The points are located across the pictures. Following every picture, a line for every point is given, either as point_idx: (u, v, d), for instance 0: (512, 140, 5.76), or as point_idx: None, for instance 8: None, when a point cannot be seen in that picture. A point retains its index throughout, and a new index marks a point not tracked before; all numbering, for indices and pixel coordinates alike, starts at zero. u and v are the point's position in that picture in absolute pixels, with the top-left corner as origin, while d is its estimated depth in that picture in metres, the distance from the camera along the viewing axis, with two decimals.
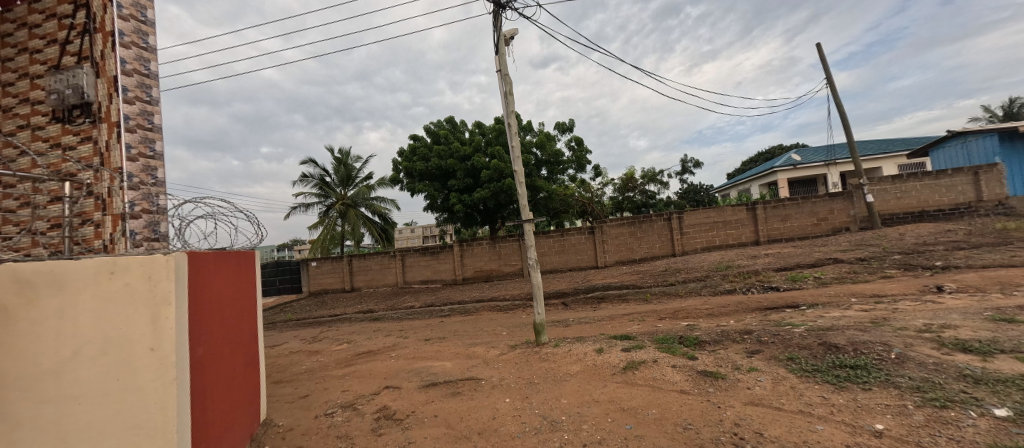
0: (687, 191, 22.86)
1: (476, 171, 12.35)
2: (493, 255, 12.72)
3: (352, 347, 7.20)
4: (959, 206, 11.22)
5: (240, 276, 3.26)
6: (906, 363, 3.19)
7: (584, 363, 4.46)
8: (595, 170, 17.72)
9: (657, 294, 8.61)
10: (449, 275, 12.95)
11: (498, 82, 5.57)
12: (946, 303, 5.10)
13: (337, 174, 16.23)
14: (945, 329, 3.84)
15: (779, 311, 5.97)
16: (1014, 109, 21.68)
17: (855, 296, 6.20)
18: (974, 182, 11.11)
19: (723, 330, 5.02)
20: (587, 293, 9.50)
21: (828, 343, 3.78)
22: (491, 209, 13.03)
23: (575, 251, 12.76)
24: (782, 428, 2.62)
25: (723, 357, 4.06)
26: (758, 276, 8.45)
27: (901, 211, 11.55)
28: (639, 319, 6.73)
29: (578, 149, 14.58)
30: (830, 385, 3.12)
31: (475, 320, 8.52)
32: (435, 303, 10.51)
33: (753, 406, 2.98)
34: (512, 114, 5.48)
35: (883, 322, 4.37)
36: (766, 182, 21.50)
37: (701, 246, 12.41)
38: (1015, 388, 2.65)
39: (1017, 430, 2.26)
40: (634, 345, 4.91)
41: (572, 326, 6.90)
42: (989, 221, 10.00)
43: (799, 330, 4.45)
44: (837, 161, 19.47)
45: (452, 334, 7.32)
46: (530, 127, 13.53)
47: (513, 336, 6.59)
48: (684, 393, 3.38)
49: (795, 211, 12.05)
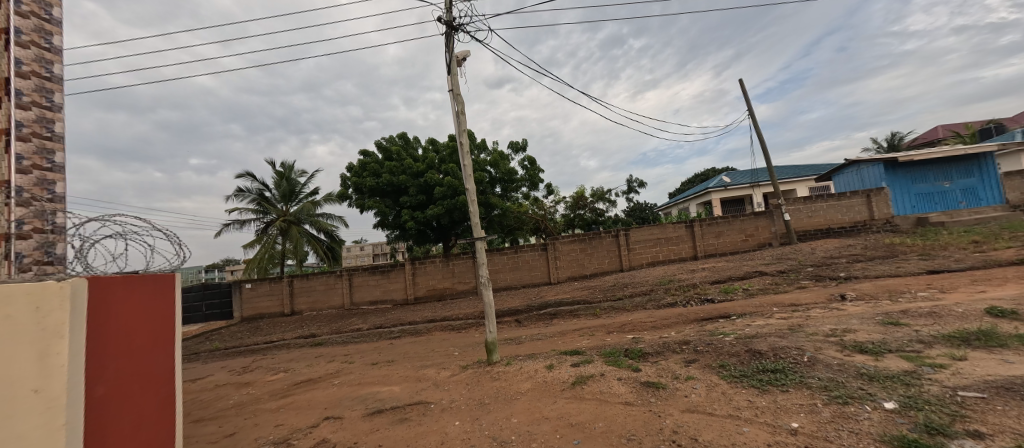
0: (633, 209, 24.12)
1: (428, 187, 12.18)
2: (446, 273, 12.51)
3: (289, 376, 6.68)
4: (857, 224, 12.88)
5: (153, 304, 2.86)
6: (815, 365, 3.59)
7: (535, 380, 4.49)
8: (548, 188, 18.17)
9: (607, 308, 8.92)
10: (399, 294, 12.51)
11: (450, 102, 5.63)
12: (848, 310, 5.81)
13: (278, 189, 15.26)
14: (846, 333, 4.37)
15: (713, 322, 6.45)
16: (895, 142, 25.56)
17: (777, 305, 6.85)
18: (868, 203, 12.84)
19: (665, 341, 5.32)
20: (540, 309, 9.60)
21: (753, 351, 4.14)
22: (445, 226, 12.87)
23: (528, 268, 12.90)
24: (714, 432, 2.82)
25: (664, 368, 4.29)
26: (696, 289, 9.07)
27: (812, 228, 13.04)
28: (589, 334, 6.93)
29: (530, 168, 14.97)
30: (755, 389, 3.41)
31: (426, 341, 8.27)
32: (384, 325, 10.06)
33: (689, 413, 3.18)
34: (463, 133, 5.54)
35: (798, 329, 4.88)
36: (701, 201, 23.32)
37: (646, 262, 13.11)
38: (900, 383, 3.06)
39: (901, 420, 2.61)
40: (583, 359, 5.03)
41: (524, 343, 6.93)
42: (880, 237, 11.56)
43: (729, 338, 4.85)
44: (759, 183, 21.65)
45: (402, 357, 7.05)
46: (484, 145, 13.67)
47: (466, 355, 6.48)
48: (628, 405, 3.51)
49: (726, 228, 13.17)
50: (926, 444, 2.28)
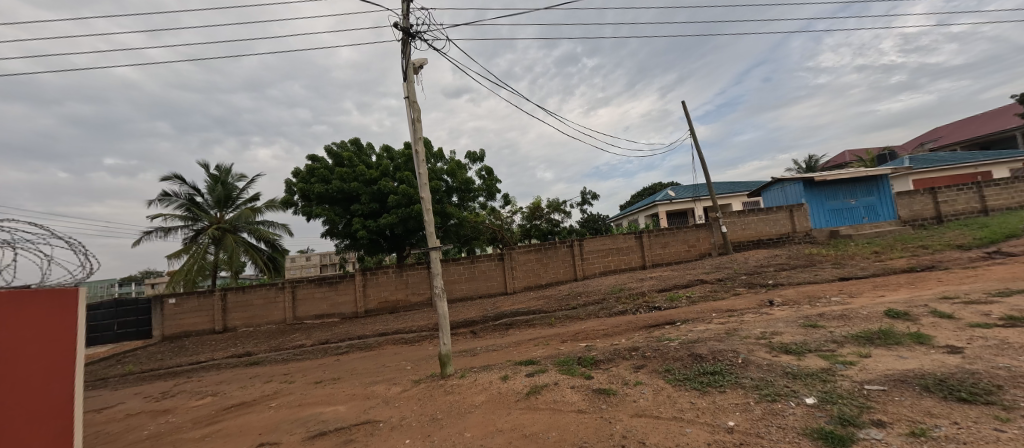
0: (587, 221, 24.90)
1: (382, 196, 11.80)
2: (399, 284, 12.12)
3: (219, 400, 6.08)
4: (783, 236, 14.22)
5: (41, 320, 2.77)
6: (748, 366, 3.89)
7: (490, 392, 4.45)
8: (505, 198, 18.28)
9: (562, 317, 9.08)
10: (349, 307, 11.92)
11: (406, 109, 5.53)
12: (775, 314, 6.38)
13: (211, 193, 14.03)
14: (774, 335, 4.79)
15: (660, 328, 6.79)
16: (813, 163, 28.71)
17: (716, 311, 7.34)
18: (791, 217, 14.25)
19: (615, 348, 5.51)
20: (496, 320, 9.56)
21: (695, 354, 4.40)
22: (399, 236, 12.49)
23: (484, 278, 12.83)
24: (660, 435, 2.95)
25: (615, 374, 4.44)
26: (645, 297, 9.51)
27: (745, 239, 14.20)
28: (544, 343, 7.01)
29: (487, 178, 15.03)
30: (697, 390, 3.62)
31: (377, 356, 7.92)
32: (330, 340, 9.50)
33: (639, 417, 3.30)
34: (419, 141, 5.45)
35: (734, 332, 5.28)
36: (649, 214, 24.63)
37: (598, 271, 13.54)
38: (818, 380, 3.40)
39: (819, 414, 2.89)
40: (537, 369, 5.08)
41: (479, 355, 6.86)
42: (802, 247, 12.84)
43: (673, 343, 5.13)
44: (700, 197, 23.28)
45: (350, 373, 6.69)
46: (441, 154, 13.53)
47: (419, 369, 6.28)
48: (581, 412, 3.58)
49: (671, 239, 13.99)
50: (840, 435, 2.54)
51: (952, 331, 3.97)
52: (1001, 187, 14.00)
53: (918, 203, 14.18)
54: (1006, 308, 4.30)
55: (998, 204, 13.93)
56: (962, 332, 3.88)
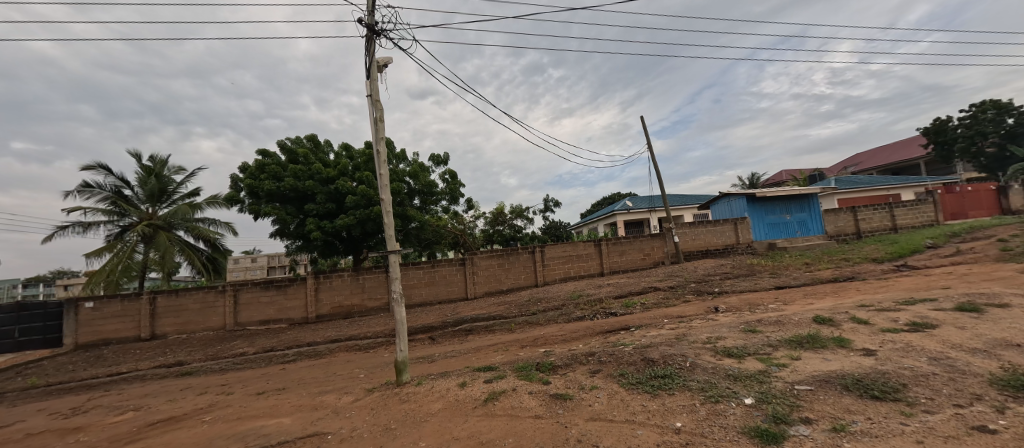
0: (549, 227, 25.31)
1: (339, 196, 11.34)
2: (355, 288, 11.66)
3: (144, 415, 5.54)
4: (728, 247, 15.22)
5: None
6: (695, 369, 4.12)
7: (447, 400, 4.39)
8: (468, 203, 18.18)
9: (521, 323, 9.13)
10: (299, 313, 11.30)
11: (368, 108, 5.40)
12: (720, 320, 6.82)
13: (143, 186, 12.82)
14: (719, 340, 5.11)
15: (615, 333, 7.02)
16: (756, 180, 31.07)
17: (667, 317, 7.69)
18: (735, 229, 15.30)
19: (572, 353, 5.64)
20: (455, 326, 9.43)
21: (647, 359, 4.60)
22: (356, 238, 12.04)
23: (444, 283, 12.63)
24: (613, 438, 3.05)
25: (572, 379, 4.54)
26: (602, 303, 9.79)
27: (695, 249, 15.04)
28: (503, 349, 7.03)
29: (451, 182, 14.90)
30: (648, 393, 3.78)
31: (327, 364, 7.56)
32: (276, 348, 8.95)
33: (593, 421, 3.40)
34: (381, 141, 5.33)
35: (683, 337, 5.57)
36: (608, 222, 25.47)
37: (558, 277, 13.79)
38: (755, 381, 3.67)
39: (755, 413, 3.12)
40: (496, 375, 5.08)
41: (437, 361, 6.76)
42: (744, 258, 13.79)
43: (627, 348, 5.33)
44: (656, 208, 24.41)
45: (297, 383, 6.34)
46: (404, 156, 13.24)
47: (373, 377, 6.07)
48: (537, 418, 3.63)
49: (628, 247, 14.55)
50: (773, 432, 2.76)
51: (867, 335, 4.44)
52: (909, 208, 15.85)
53: (842, 220, 15.73)
54: (910, 315, 4.87)
55: (906, 222, 15.75)
56: (875, 337, 4.36)
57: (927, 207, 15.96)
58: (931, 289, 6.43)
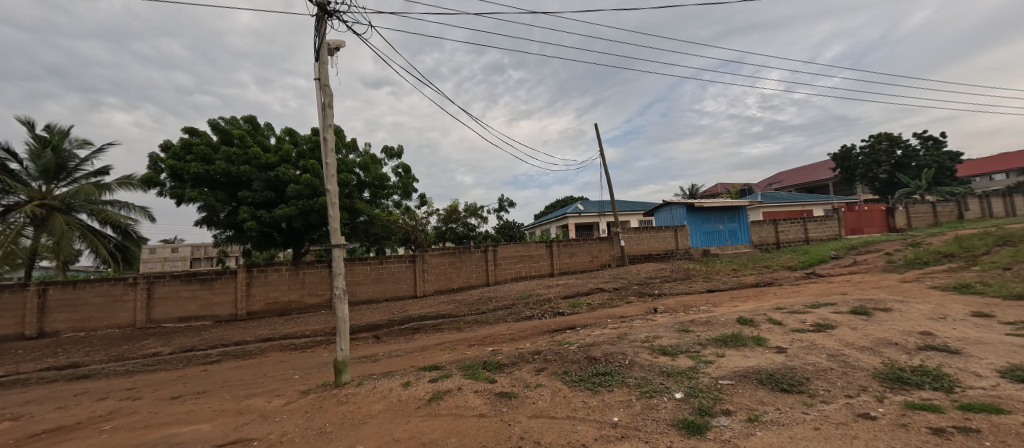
0: (502, 227, 25.44)
1: (279, 183, 10.57)
2: (293, 283, 10.94)
3: (25, 425, 4.80)
4: (668, 252, 16.24)
5: None
6: (633, 366, 4.36)
7: (388, 401, 4.25)
8: (421, 199, 17.77)
9: (470, 322, 9.09)
10: (228, 309, 10.39)
11: (316, 93, 5.09)
12: (658, 320, 7.26)
13: (36, 160, 11.11)
14: (656, 339, 5.44)
15: (561, 332, 7.23)
16: (695, 191, 33.45)
17: (611, 318, 8.03)
18: (675, 236, 16.37)
19: (519, 352, 5.71)
20: (402, 324, 9.18)
21: (590, 357, 4.78)
22: (297, 230, 11.31)
23: (393, 280, 12.22)
24: (554, 434, 3.13)
25: (517, 377, 4.61)
26: (551, 303, 10.02)
27: (638, 253, 15.88)
28: (451, 348, 6.95)
29: (404, 176, 14.48)
30: (589, 390, 3.93)
31: (257, 364, 7.01)
32: (199, 347, 8.17)
33: (536, 418, 3.47)
34: (329, 128, 5.05)
35: (624, 337, 5.87)
36: (560, 224, 26.11)
37: (510, 277, 13.91)
38: (685, 377, 3.96)
39: (683, 406, 3.36)
40: (442, 374, 5.01)
41: (381, 360, 6.53)
42: (681, 263, 14.79)
43: (572, 347, 5.50)
44: (605, 213, 25.42)
45: (221, 385, 5.83)
46: (354, 145, 12.63)
47: (309, 379, 5.73)
48: (481, 416, 3.64)
49: (577, 249, 15.04)
50: (698, 423, 2.98)
51: (780, 335, 4.96)
52: (819, 223, 17.89)
53: (765, 231, 17.39)
54: (815, 317, 5.51)
55: (817, 236, 17.77)
56: (787, 336, 4.87)
57: (833, 222, 18.11)
58: (832, 295, 7.32)
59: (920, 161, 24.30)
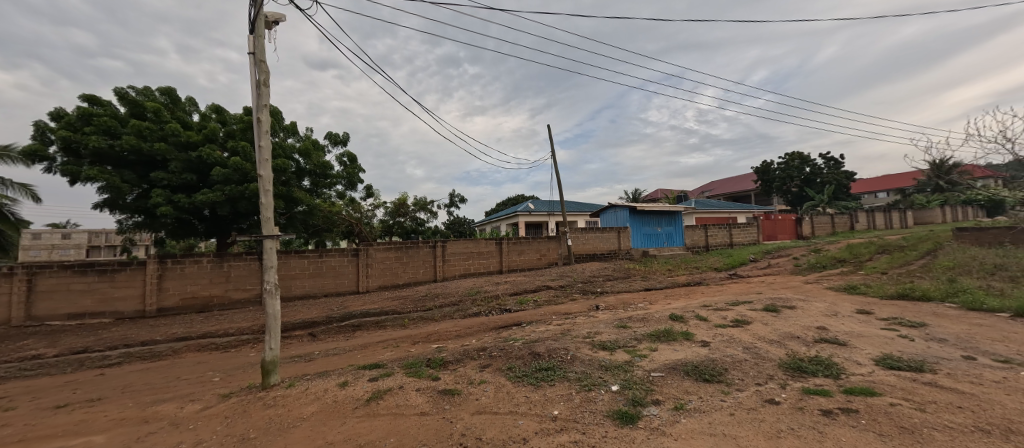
0: (452, 223, 25.11)
1: (202, 165, 9.55)
2: (215, 277, 9.98)
3: None
4: (611, 252, 17.02)
5: None
6: (574, 361, 4.52)
7: (322, 402, 4.03)
8: (367, 190, 16.99)
9: (415, 319, 8.87)
10: (133, 305, 9.20)
11: (249, 68, 4.67)
12: (599, 316, 7.59)
13: None
14: (596, 335, 5.68)
15: (507, 329, 7.29)
16: (638, 195, 35.39)
17: (555, 314, 8.25)
18: (618, 237, 17.20)
19: (464, 349, 5.68)
20: (342, 321, 8.72)
21: (534, 353, 4.89)
22: (222, 218, 10.31)
23: (332, 275, 11.55)
24: (496, 430, 3.16)
25: (461, 374, 4.58)
26: (498, 300, 10.07)
27: (583, 253, 16.48)
28: (393, 345, 6.74)
29: (350, 165, 13.76)
30: (532, 385, 4.01)
31: (169, 367, 6.30)
32: (96, 348, 7.17)
33: (478, 414, 3.48)
34: (264, 108, 4.65)
35: (567, 332, 6.06)
36: (510, 222, 26.30)
37: (457, 273, 13.77)
38: (621, 370, 4.18)
39: (618, 398, 3.54)
40: (382, 373, 4.85)
41: (316, 360, 6.16)
42: (622, 263, 15.57)
43: (517, 343, 5.58)
44: (554, 213, 26.05)
45: (122, 391, 5.17)
46: (293, 129, 11.74)
47: (231, 381, 5.26)
48: (423, 415, 3.57)
49: (526, 247, 15.27)
50: (631, 413, 3.16)
51: (705, 330, 5.41)
52: (742, 229, 19.75)
53: (697, 235, 18.84)
54: (735, 314, 6.08)
55: (740, 240, 19.60)
56: (711, 331, 5.32)
57: (753, 229, 20.08)
58: (750, 294, 8.12)
59: (824, 178, 27.75)
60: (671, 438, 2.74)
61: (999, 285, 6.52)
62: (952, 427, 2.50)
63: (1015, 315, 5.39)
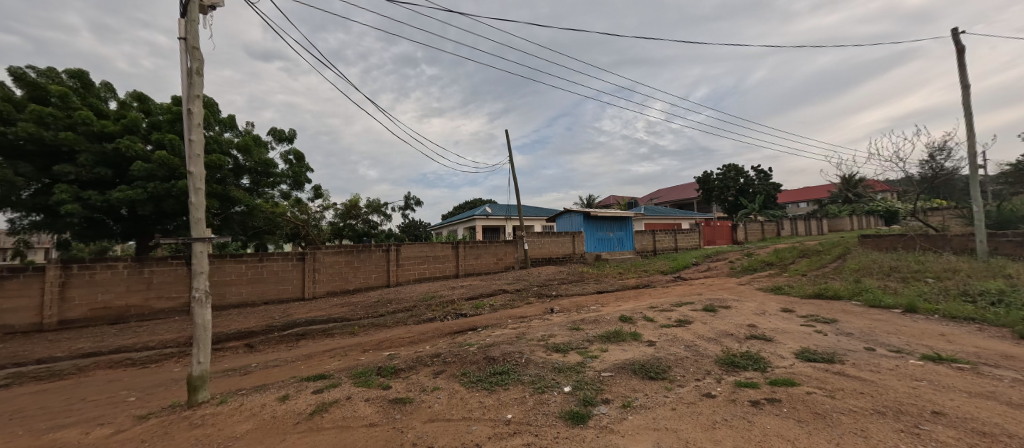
0: (408, 226, 24.50)
1: (121, 159, 8.57)
2: (134, 284, 8.98)
3: None
4: (565, 256, 17.42)
5: None
6: (528, 364, 4.57)
7: (259, 419, 3.75)
8: (316, 191, 16.11)
9: (366, 326, 8.52)
10: (27, 317, 7.98)
11: (180, 56, 4.28)
12: (553, 319, 7.74)
13: None
14: (550, 337, 5.78)
15: (463, 334, 7.21)
16: (592, 201, 36.59)
17: (511, 318, 8.30)
18: (572, 241, 17.66)
19: (418, 356, 5.54)
20: (284, 330, 8.17)
21: (488, 357, 4.87)
22: (143, 218, 9.29)
23: (274, 281, 10.79)
24: (448, 436, 3.11)
25: (414, 381, 4.47)
26: (453, 305, 9.94)
27: (539, 257, 16.73)
28: (341, 354, 6.42)
29: (296, 164, 12.99)
30: (486, 390, 4.00)
31: (73, 387, 5.55)
32: None
33: (431, 423, 3.40)
34: (196, 99, 4.28)
35: (523, 336, 6.11)
36: (467, 226, 26.12)
37: (412, 278, 13.43)
38: (572, 371, 4.29)
39: (569, 399, 3.62)
40: (329, 384, 4.60)
41: (253, 373, 5.72)
42: (576, 266, 16.00)
43: (472, 348, 5.54)
44: (511, 217, 26.23)
45: (10, 418, 4.47)
46: (231, 123, 10.89)
47: (150, 400, 4.73)
48: (372, 426, 3.43)
49: (483, 251, 15.25)
50: (582, 413, 3.25)
51: (652, 330, 5.69)
52: (686, 234, 21.07)
53: (645, 240, 19.80)
54: (679, 314, 6.45)
55: (683, 245, 20.87)
56: (656, 331, 5.61)
57: (696, 234, 21.47)
58: (692, 295, 8.66)
59: (756, 189, 30.33)
60: (619, 435, 2.85)
61: (894, 285, 7.47)
62: (856, 411, 2.83)
63: (906, 311, 6.21)
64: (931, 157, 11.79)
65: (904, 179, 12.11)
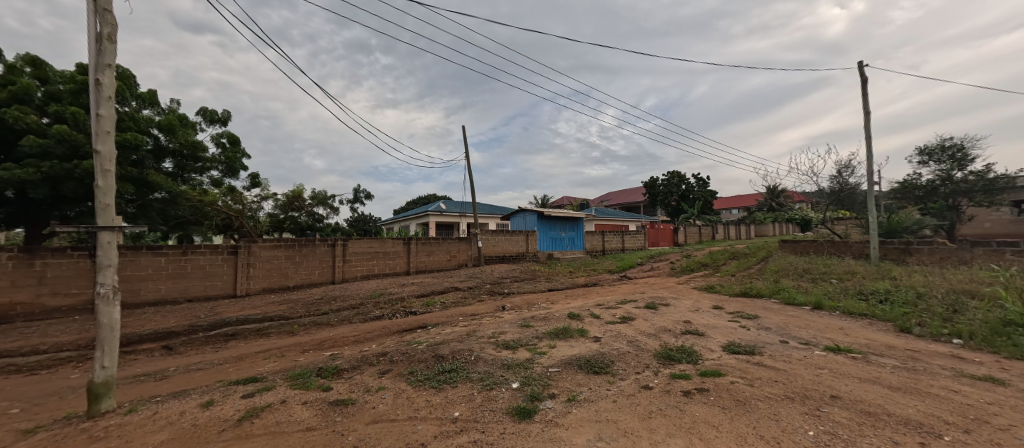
0: (356, 220, 23.46)
1: (7, 132, 7.36)
2: (20, 278, 7.73)
3: None
4: (517, 254, 17.60)
5: None
6: (477, 362, 4.56)
7: (177, 427, 3.40)
8: (252, 179, 14.87)
9: (307, 324, 8.04)
10: None
11: (88, 18, 3.75)
12: (504, 317, 7.80)
13: None
14: (501, 334, 5.81)
15: (412, 332, 7.03)
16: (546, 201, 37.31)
17: (462, 316, 8.23)
18: (525, 240, 17.88)
19: (363, 355, 5.32)
20: (211, 329, 7.47)
21: (437, 355, 4.81)
22: (35, 203, 8.04)
23: (200, 276, 9.83)
24: (392, 437, 3.02)
25: (357, 382, 4.29)
26: (402, 302, 9.66)
27: (492, 255, 16.77)
28: (277, 356, 6.00)
29: (229, 148, 11.92)
30: (434, 388, 3.94)
31: None
32: None
33: (374, 424, 3.29)
34: (106, 69, 3.76)
35: (473, 333, 6.10)
36: (419, 222, 25.51)
37: (360, 275, 12.87)
38: (521, 367, 4.35)
39: (516, 395, 3.66)
40: (261, 387, 4.28)
41: (172, 378, 5.18)
42: (528, 265, 16.22)
43: (421, 346, 5.43)
44: (465, 214, 26.03)
45: None
46: (152, 99, 9.74)
47: (38, 413, 4.11)
48: (309, 430, 3.24)
49: (436, 248, 14.99)
50: (528, 408, 3.31)
51: (598, 326, 5.92)
52: (633, 236, 22.15)
53: (595, 240, 20.54)
54: (623, 311, 6.76)
55: (630, 246, 21.93)
56: (602, 327, 5.84)
57: (641, 236, 22.65)
58: (635, 293, 9.13)
59: (696, 195, 32.60)
60: (562, 428, 2.93)
61: (805, 285, 8.40)
62: (770, 397, 3.15)
63: (814, 308, 7.01)
64: (839, 172, 13.35)
65: (817, 191, 13.62)
